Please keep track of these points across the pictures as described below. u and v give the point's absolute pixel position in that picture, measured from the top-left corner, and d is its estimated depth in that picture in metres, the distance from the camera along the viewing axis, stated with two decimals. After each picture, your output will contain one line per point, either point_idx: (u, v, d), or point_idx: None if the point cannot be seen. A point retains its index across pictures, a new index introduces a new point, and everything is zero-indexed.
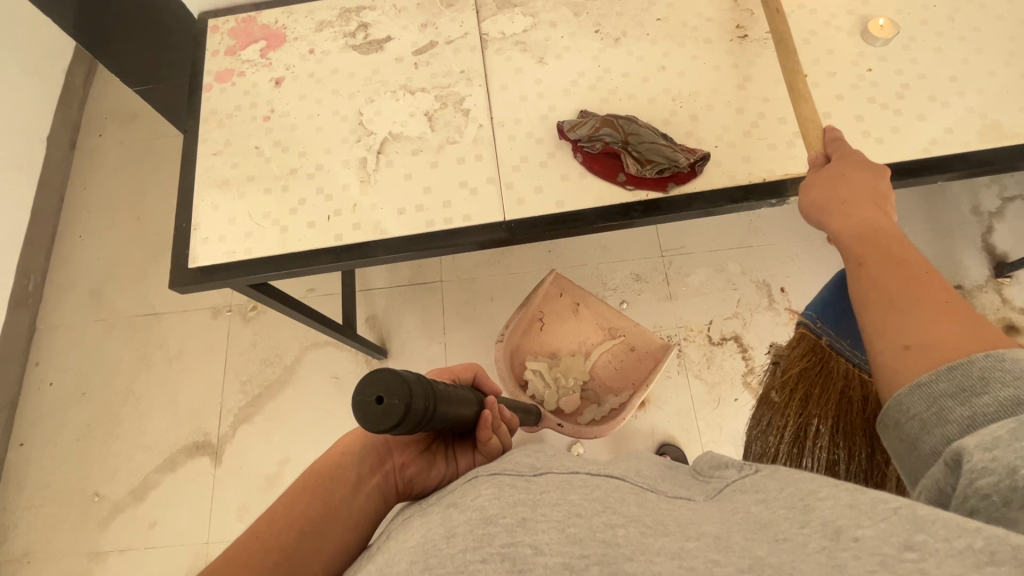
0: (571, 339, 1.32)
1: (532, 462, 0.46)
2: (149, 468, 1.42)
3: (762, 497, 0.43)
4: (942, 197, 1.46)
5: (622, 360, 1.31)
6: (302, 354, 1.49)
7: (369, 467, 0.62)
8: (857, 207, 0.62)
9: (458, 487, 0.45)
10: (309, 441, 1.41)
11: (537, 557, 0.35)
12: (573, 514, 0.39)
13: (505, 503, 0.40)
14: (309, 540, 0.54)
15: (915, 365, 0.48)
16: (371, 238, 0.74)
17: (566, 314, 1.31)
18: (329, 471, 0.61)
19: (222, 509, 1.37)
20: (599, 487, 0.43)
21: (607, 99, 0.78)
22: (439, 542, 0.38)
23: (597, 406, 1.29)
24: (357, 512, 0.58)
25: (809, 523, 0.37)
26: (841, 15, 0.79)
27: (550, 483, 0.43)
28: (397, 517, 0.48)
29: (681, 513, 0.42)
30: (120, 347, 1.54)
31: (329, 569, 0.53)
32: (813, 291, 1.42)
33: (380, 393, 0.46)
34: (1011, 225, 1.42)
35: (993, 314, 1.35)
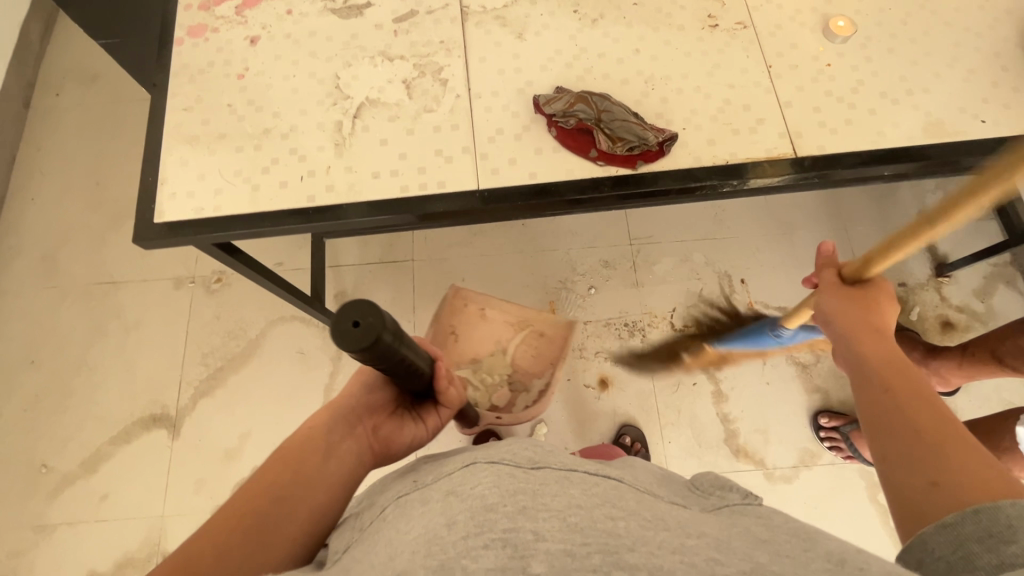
0: (487, 341, 1.34)
1: (529, 455, 0.49)
2: (102, 439, 1.38)
3: (764, 522, 0.48)
4: (892, 199, 1.55)
5: (535, 347, 1.35)
6: (267, 328, 1.47)
7: (339, 435, 0.63)
8: (876, 343, 0.68)
9: (457, 473, 0.47)
10: (271, 416, 1.39)
11: (539, 543, 0.38)
12: (573, 506, 0.42)
13: (505, 492, 0.42)
14: (280, 506, 0.54)
15: (941, 501, 0.48)
16: (344, 200, 0.74)
17: (473, 322, 1.35)
18: (300, 441, 0.61)
19: (180, 482, 1.34)
20: (602, 483, 0.47)
21: (582, 78, 0.80)
22: (441, 531, 0.40)
23: (527, 393, 1.33)
24: (332, 478, 0.59)
25: (814, 550, 0.42)
26: (806, 12, 0.83)
27: (549, 477, 0.46)
28: (397, 497, 0.50)
29: (679, 514, 0.47)
30: (75, 317, 1.48)
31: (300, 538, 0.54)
32: (771, 284, 1.48)
33: (355, 318, 0.51)
34: (953, 227, 1.52)
35: (932, 311, 1.45)
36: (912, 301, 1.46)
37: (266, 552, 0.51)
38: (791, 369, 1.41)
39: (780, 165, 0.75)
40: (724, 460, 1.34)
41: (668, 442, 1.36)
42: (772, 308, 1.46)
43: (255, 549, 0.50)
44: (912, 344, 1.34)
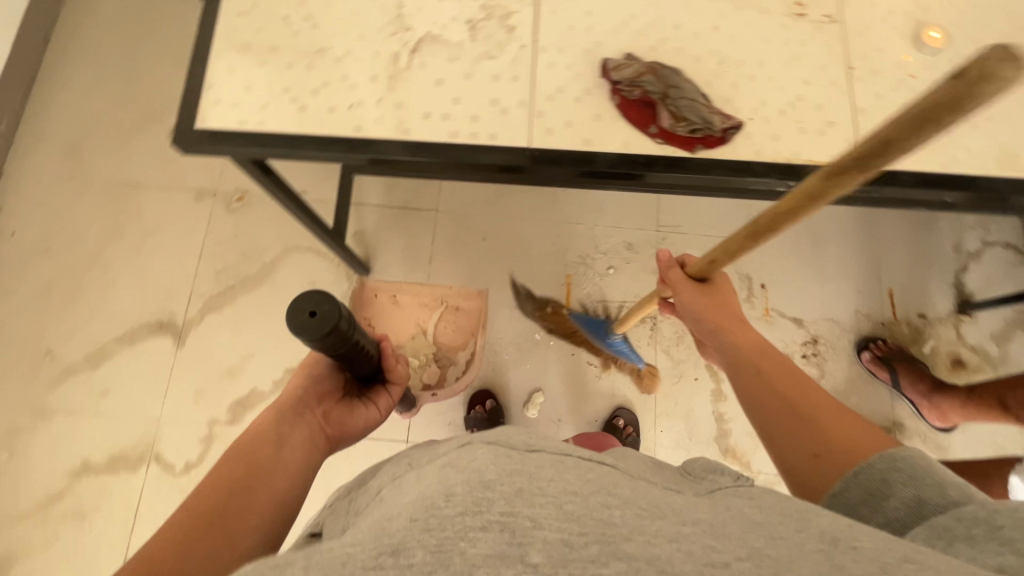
0: (404, 326, 1.35)
1: (524, 438, 0.47)
2: (108, 336, 1.40)
3: (755, 501, 0.44)
4: (930, 228, 1.51)
5: (454, 322, 1.36)
6: (282, 255, 1.46)
7: (290, 424, 0.67)
8: (735, 329, 0.77)
9: (456, 451, 0.45)
10: (276, 341, 1.40)
11: (537, 531, 0.36)
12: (567, 491, 0.40)
13: (502, 470, 0.40)
14: (239, 498, 0.55)
15: (825, 470, 0.57)
16: (391, 136, 0.72)
17: (387, 310, 1.35)
18: (252, 437, 0.62)
19: (179, 390, 1.36)
20: (596, 468, 0.45)
21: (654, 48, 0.76)
22: (438, 500, 0.37)
23: (455, 365, 1.34)
24: (288, 464, 0.62)
25: (807, 530, 0.39)
26: (899, 16, 0.79)
27: (543, 459, 0.44)
28: (391, 480, 0.50)
29: (672, 497, 0.45)
30: (93, 212, 1.48)
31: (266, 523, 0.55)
32: (791, 292, 1.47)
33: (312, 309, 0.67)
34: (986, 267, 1.49)
35: (946, 346, 1.44)
36: (928, 334, 1.45)
37: (236, 540, 0.51)
38: None
39: None
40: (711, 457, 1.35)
41: (660, 431, 1.37)
42: (787, 317, 1.45)
43: (224, 536, 0.51)
44: (920, 374, 1.33)
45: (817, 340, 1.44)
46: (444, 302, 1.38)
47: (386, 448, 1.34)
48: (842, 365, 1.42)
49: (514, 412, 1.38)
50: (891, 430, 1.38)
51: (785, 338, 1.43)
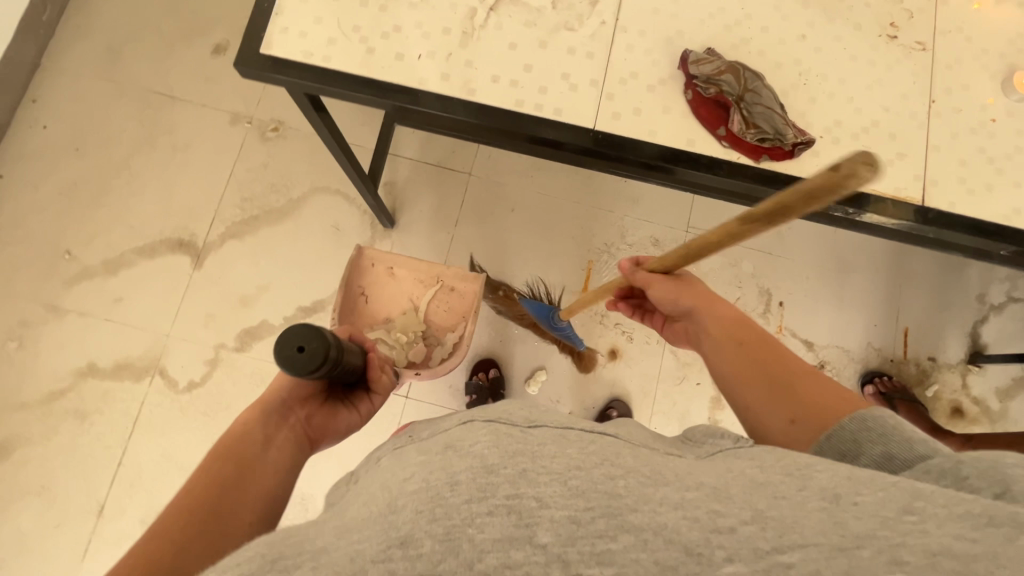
0: (398, 298, 1.32)
1: (527, 413, 0.47)
2: (127, 246, 1.40)
3: (758, 463, 0.42)
4: (958, 275, 1.50)
5: (448, 301, 1.32)
6: (309, 193, 1.45)
7: (274, 427, 0.69)
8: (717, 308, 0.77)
9: (457, 430, 0.45)
10: (292, 279, 1.40)
11: (543, 510, 0.35)
12: (572, 467, 0.38)
13: (505, 453, 0.40)
14: (231, 493, 0.56)
15: (799, 436, 0.57)
16: (455, 95, 0.70)
17: (382, 280, 1.31)
18: (234, 440, 0.63)
19: (190, 311, 1.37)
20: (602, 443, 0.43)
21: (736, 47, 0.74)
22: (443, 489, 0.37)
23: (442, 346, 1.30)
24: (274, 464, 0.63)
25: (807, 488, 0.37)
26: (992, 55, 0.76)
27: (546, 438, 0.43)
28: (397, 446, 0.50)
29: (671, 466, 0.43)
30: (127, 118, 1.46)
31: (260, 513, 0.56)
32: (807, 316, 1.46)
33: (298, 344, 0.68)
34: (1005, 322, 1.48)
35: (948, 393, 1.44)
36: (934, 378, 1.45)
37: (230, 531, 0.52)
38: None
39: (903, 209, 0.71)
40: None
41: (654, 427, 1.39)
42: (798, 339, 1.45)
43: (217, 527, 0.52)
44: (919, 417, 1.34)
45: (823, 366, 1.44)
46: (440, 280, 1.32)
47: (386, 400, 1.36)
48: None
49: (514, 385, 1.39)
50: None
51: None
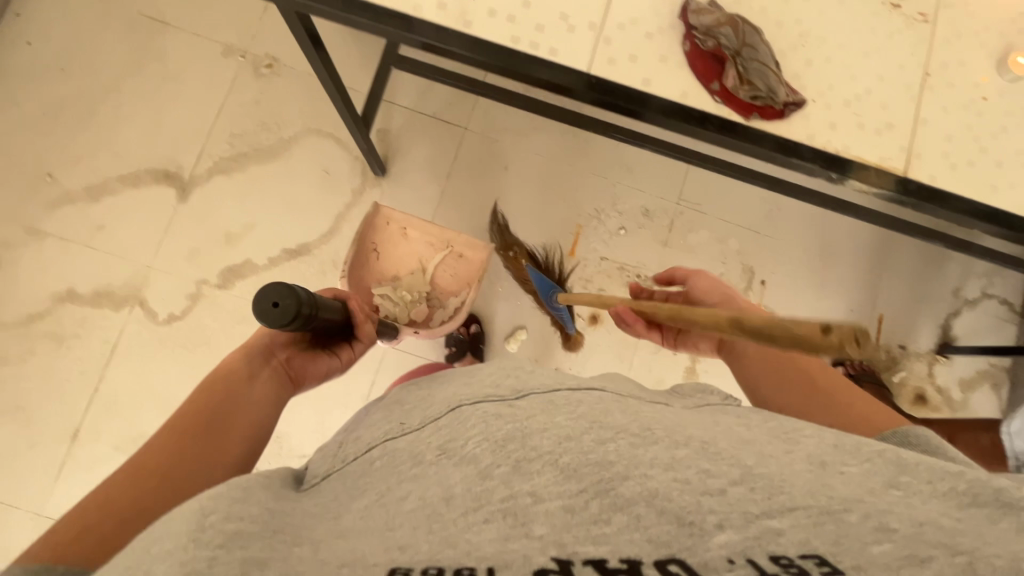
0: (407, 259, 1.34)
1: (512, 384, 0.51)
2: (111, 173, 1.37)
3: (745, 421, 0.51)
4: (937, 266, 1.53)
5: (454, 267, 1.35)
6: (301, 134, 1.42)
7: (257, 366, 0.71)
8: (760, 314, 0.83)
9: (445, 419, 0.48)
10: (278, 219, 1.38)
11: (537, 507, 0.39)
12: (563, 439, 0.43)
13: (497, 451, 0.43)
14: (218, 421, 0.59)
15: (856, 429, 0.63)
16: (451, 25, 0.69)
17: (394, 239, 1.32)
18: (221, 374, 0.66)
19: (174, 243, 1.36)
20: (583, 402, 0.49)
21: (738, 2, 0.73)
22: (439, 505, 0.40)
23: (443, 309, 1.34)
24: (260, 396, 0.66)
25: (795, 452, 0.45)
26: (992, 33, 0.76)
27: (533, 408, 0.47)
28: (384, 436, 0.50)
29: (663, 418, 0.48)
30: (116, 41, 1.41)
31: (245, 439, 0.59)
32: (787, 295, 1.48)
33: (275, 299, 0.68)
34: (977, 316, 1.52)
35: (914, 380, 1.48)
36: (902, 364, 1.49)
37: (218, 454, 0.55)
38: None
39: (885, 177, 0.72)
40: None
41: None
42: (776, 317, 1.47)
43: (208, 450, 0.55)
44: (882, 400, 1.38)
45: None
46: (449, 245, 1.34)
47: None
48: None
49: (494, 342, 1.41)
50: None
51: None
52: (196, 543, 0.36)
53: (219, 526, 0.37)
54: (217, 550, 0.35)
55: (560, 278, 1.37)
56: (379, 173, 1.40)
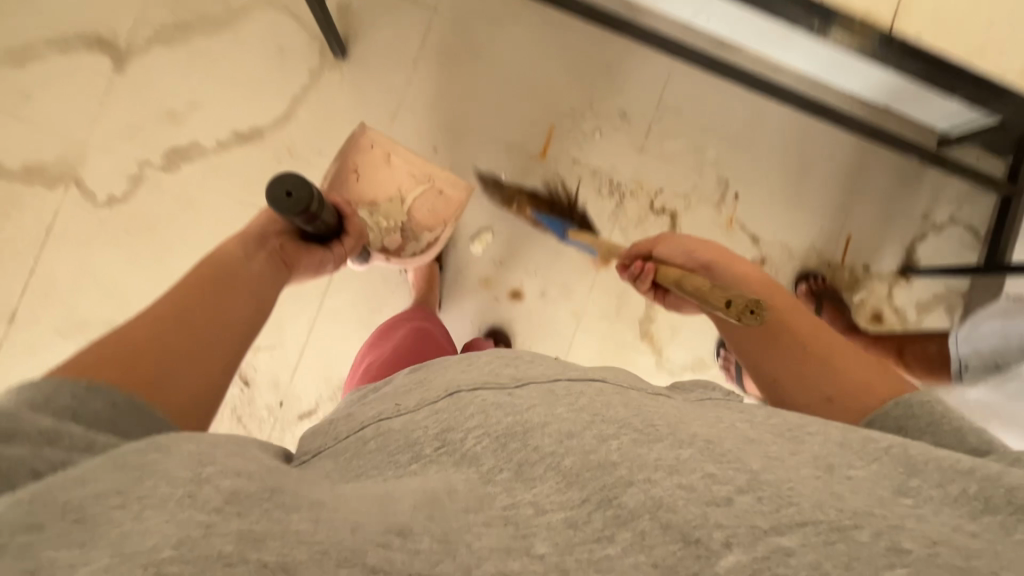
0: (385, 185, 1.19)
1: (512, 372, 0.53)
2: (34, 34, 1.22)
3: (748, 420, 0.50)
4: (910, 188, 1.52)
5: (433, 202, 1.23)
6: (251, 3, 1.28)
7: (255, 248, 0.83)
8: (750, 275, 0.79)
9: (444, 403, 0.49)
10: (226, 99, 1.27)
11: (539, 519, 0.40)
12: (563, 435, 0.45)
13: (500, 452, 0.44)
14: (226, 285, 0.71)
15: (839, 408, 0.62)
16: None
17: (375, 164, 1.18)
18: (222, 254, 0.77)
19: (110, 118, 1.24)
20: (583, 392, 0.50)
21: None
22: (443, 494, 0.41)
23: (416, 243, 1.23)
24: (260, 272, 0.79)
25: (803, 454, 0.45)
26: None
27: (533, 398, 0.48)
28: (378, 415, 0.51)
29: (666, 412, 0.49)
30: None
31: (251, 298, 0.73)
32: (759, 210, 1.46)
33: (286, 189, 0.80)
34: (942, 241, 1.52)
35: (874, 300, 1.50)
36: (865, 285, 1.50)
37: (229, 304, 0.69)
38: None
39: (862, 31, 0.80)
40: (630, 336, 1.40)
41: (592, 302, 1.39)
42: (746, 232, 1.46)
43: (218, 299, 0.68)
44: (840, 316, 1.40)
45: (764, 261, 1.47)
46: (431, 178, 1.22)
47: None
48: None
49: (460, 243, 1.36)
50: None
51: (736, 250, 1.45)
52: (193, 501, 0.35)
53: (214, 482, 0.37)
54: (214, 517, 0.35)
55: (570, 203, 1.37)
56: (340, 55, 1.29)
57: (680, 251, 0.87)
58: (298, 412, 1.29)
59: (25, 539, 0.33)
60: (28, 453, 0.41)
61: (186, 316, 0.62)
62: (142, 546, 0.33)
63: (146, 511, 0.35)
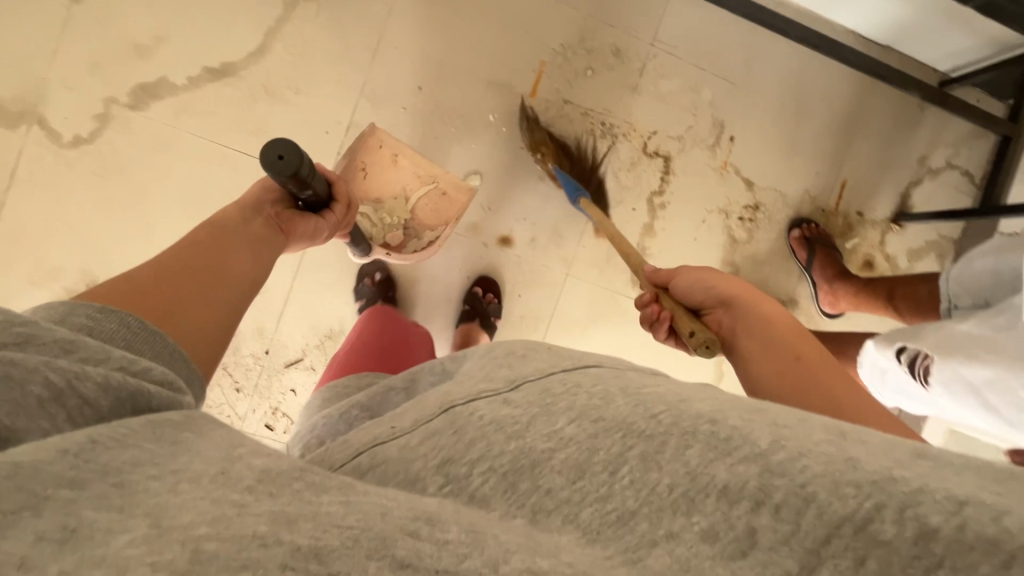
0: (389, 184, 1.25)
1: (506, 373, 0.43)
2: None
3: None
4: (907, 131, 1.48)
5: (436, 204, 1.26)
6: None
7: (251, 215, 0.81)
8: (766, 303, 0.68)
9: (438, 422, 0.40)
10: (194, 32, 1.19)
11: (559, 563, 0.30)
12: (575, 464, 0.36)
13: (508, 491, 0.36)
14: (228, 242, 0.70)
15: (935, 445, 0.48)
16: None
17: (382, 164, 1.21)
18: (221, 217, 0.76)
19: (71, 53, 1.16)
20: (579, 385, 0.40)
21: None
22: (433, 520, 0.32)
23: (417, 241, 1.27)
24: (258, 231, 0.78)
25: (812, 423, 0.39)
26: None
27: (528, 403, 0.39)
28: (372, 440, 0.42)
29: (670, 394, 0.40)
30: None
31: (252, 255, 0.72)
32: (753, 153, 1.43)
33: (279, 153, 0.75)
34: (936, 186, 1.50)
35: (866, 247, 1.49)
36: (858, 232, 1.49)
37: (230, 258, 0.68)
38: (722, 238, 1.42)
39: None
40: (621, 283, 1.38)
41: (582, 247, 1.36)
42: (740, 176, 1.42)
43: (221, 253, 0.67)
44: (832, 261, 1.37)
45: (758, 207, 1.44)
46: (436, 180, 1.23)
47: None
48: (771, 237, 1.45)
49: None
50: (785, 304, 1.47)
51: (729, 195, 1.42)
52: (226, 478, 0.33)
53: (246, 460, 0.36)
54: (247, 498, 0.32)
55: (593, 164, 1.32)
56: None
57: (699, 282, 0.74)
58: (286, 360, 1.27)
59: (66, 495, 0.30)
60: (46, 359, 0.37)
61: (197, 261, 0.63)
62: (179, 520, 0.29)
63: (183, 484, 0.32)
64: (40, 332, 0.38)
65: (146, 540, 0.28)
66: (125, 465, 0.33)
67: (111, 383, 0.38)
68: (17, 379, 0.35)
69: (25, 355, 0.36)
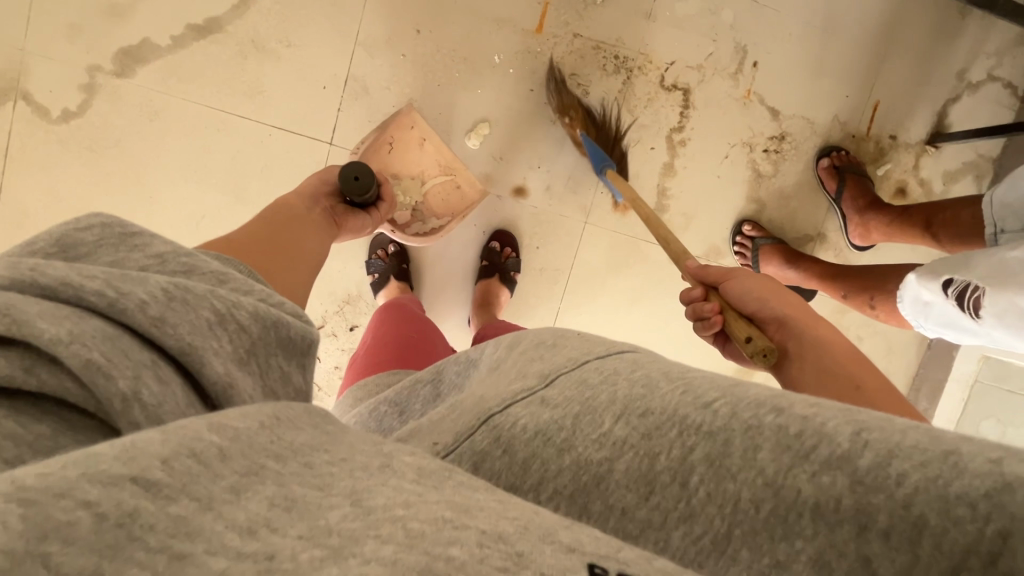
0: (409, 165, 1.21)
1: (540, 368, 0.45)
2: None
3: None
4: (946, 42, 1.36)
5: (448, 195, 1.23)
6: None
7: (312, 203, 0.88)
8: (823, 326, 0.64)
9: (484, 434, 0.41)
10: None
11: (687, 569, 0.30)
12: (641, 475, 0.36)
13: (586, 505, 0.37)
14: (301, 225, 0.80)
15: None
16: None
17: (409, 144, 1.19)
18: (285, 202, 0.84)
19: (45, 16, 1.09)
20: (617, 372, 0.42)
21: None
22: (554, 526, 0.31)
23: (422, 225, 1.23)
24: (318, 217, 0.87)
25: None
26: None
27: (568, 402, 0.40)
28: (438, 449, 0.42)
29: (699, 377, 0.40)
30: None
31: (320, 239, 0.82)
32: (778, 79, 1.33)
33: (356, 175, 0.92)
34: (977, 102, 1.40)
35: (898, 172, 1.41)
36: (889, 157, 1.40)
37: (303, 234, 0.79)
38: (746, 173, 1.35)
39: None
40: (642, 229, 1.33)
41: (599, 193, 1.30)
42: (764, 105, 1.33)
43: (295, 230, 0.78)
44: (864, 190, 1.30)
45: (784, 137, 1.35)
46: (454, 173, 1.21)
47: (305, 146, 1.20)
48: (798, 168, 1.37)
49: (454, 138, 1.24)
50: (813, 239, 1.41)
51: (754, 126, 1.34)
52: (391, 472, 0.35)
53: (400, 458, 0.38)
54: (423, 489, 0.33)
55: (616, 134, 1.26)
56: None
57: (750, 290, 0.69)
58: None
59: (275, 466, 0.31)
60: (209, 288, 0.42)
61: (279, 237, 0.73)
62: (379, 503, 0.31)
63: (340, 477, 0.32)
64: (201, 267, 0.45)
65: (358, 517, 0.29)
66: (302, 448, 0.34)
67: (260, 312, 0.44)
68: (192, 300, 0.40)
69: (192, 283, 0.41)
